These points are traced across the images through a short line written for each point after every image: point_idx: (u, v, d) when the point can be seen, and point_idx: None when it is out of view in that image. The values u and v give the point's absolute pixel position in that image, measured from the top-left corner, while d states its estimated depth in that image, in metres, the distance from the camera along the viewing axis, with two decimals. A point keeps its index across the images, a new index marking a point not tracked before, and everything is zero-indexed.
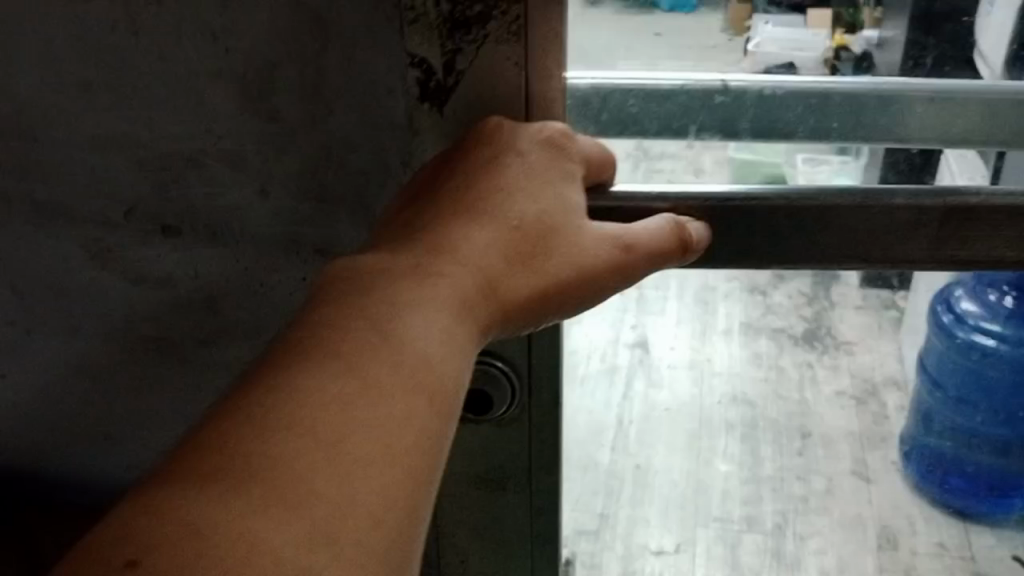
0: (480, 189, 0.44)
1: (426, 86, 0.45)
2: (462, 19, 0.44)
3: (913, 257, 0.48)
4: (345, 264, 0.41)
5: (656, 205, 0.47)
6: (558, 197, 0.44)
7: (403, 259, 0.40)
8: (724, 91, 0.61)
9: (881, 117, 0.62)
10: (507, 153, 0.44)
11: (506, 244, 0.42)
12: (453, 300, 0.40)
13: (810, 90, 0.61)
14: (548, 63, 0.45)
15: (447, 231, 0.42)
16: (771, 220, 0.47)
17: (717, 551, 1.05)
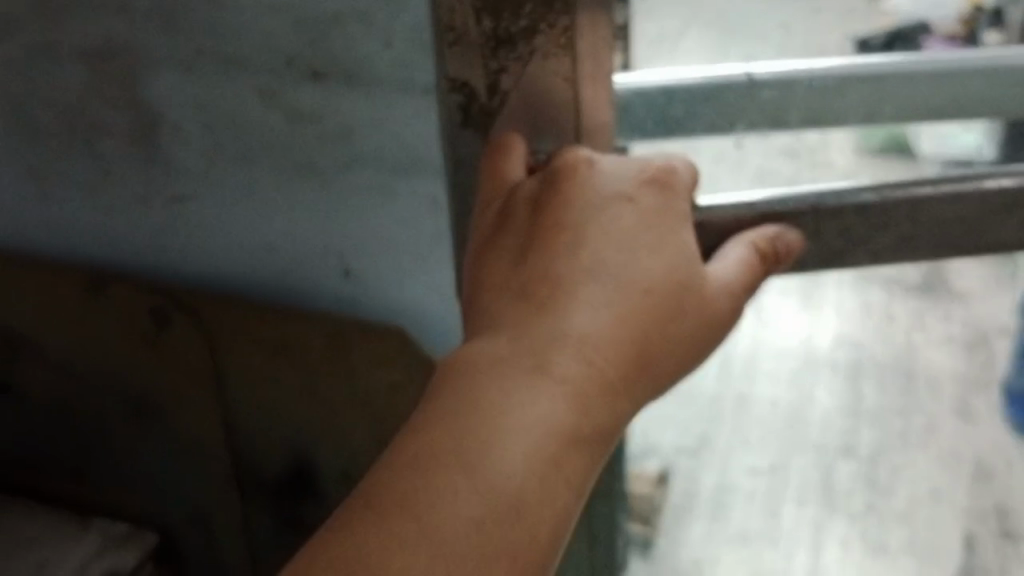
0: (595, 256, 0.47)
1: (471, 109, 0.50)
2: (505, 35, 0.47)
3: (1008, 239, 0.55)
4: (470, 353, 0.47)
5: (749, 215, 0.54)
6: (676, 247, 0.48)
7: (527, 353, 0.46)
8: (772, 87, 0.55)
9: (964, 88, 0.58)
10: (621, 206, 0.48)
11: (634, 312, 0.47)
12: (584, 387, 0.46)
13: (859, 70, 0.56)
14: (598, 83, 0.49)
15: (571, 313, 0.47)
16: (869, 218, 0.54)
17: (813, 475, 1.41)
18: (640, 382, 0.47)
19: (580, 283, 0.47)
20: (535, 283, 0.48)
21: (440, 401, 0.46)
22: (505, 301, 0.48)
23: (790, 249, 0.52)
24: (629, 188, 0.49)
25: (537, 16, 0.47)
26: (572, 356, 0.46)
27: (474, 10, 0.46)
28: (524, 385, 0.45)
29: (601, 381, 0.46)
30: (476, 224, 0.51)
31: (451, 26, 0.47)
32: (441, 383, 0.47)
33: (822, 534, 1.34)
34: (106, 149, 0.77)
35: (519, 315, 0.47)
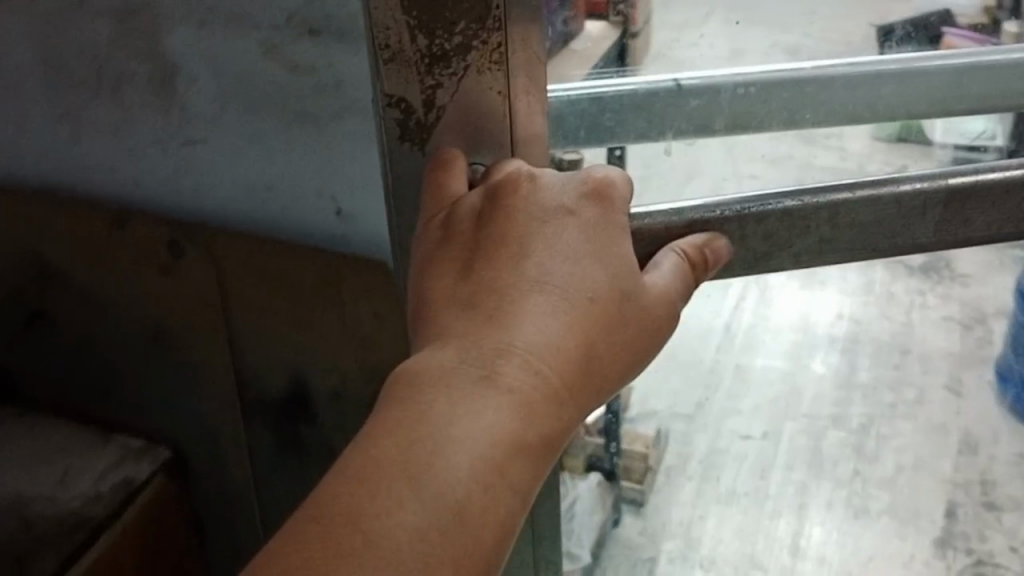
0: (542, 263, 0.51)
1: (407, 123, 0.52)
2: (440, 52, 0.50)
3: (921, 240, 0.58)
4: (418, 366, 0.49)
5: (676, 224, 0.56)
6: (615, 258, 0.52)
7: (475, 356, 0.48)
8: (698, 94, 0.63)
9: (872, 93, 0.64)
10: (565, 218, 0.52)
11: (577, 315, 0.50)
12: (530, 393, 0.48)
13: (777, 78, 0.63)
14: (529, 92, 0.52)
15: (520, 316, 0.49)
16: (789, 222, 0.57)
17: (802, 440, 1.49)
18: (580, 391, 0.50)
19: (529, 294, 0.50)
20: (484, 294, 0.50)
21: (386, 413, 0.48)
22: (454, 313, 0.51)
23: (718, 254, 0.55)
24: (570, 201, 0.52)
25: (470, 34, 0.49)
26: (519, 364, 0.48)
27: (409, 29, 0.49)
28: (472, 392, 0.47)
29: (546, 388, 0.48)
30: (421, 241, 0.54)
31: (387, 44, 0.49)
32: (387, 397, 0.49)
33: (807, 495, 1.42)
34: (132, 99, 0.82)
35: (468, 321, 0.50)
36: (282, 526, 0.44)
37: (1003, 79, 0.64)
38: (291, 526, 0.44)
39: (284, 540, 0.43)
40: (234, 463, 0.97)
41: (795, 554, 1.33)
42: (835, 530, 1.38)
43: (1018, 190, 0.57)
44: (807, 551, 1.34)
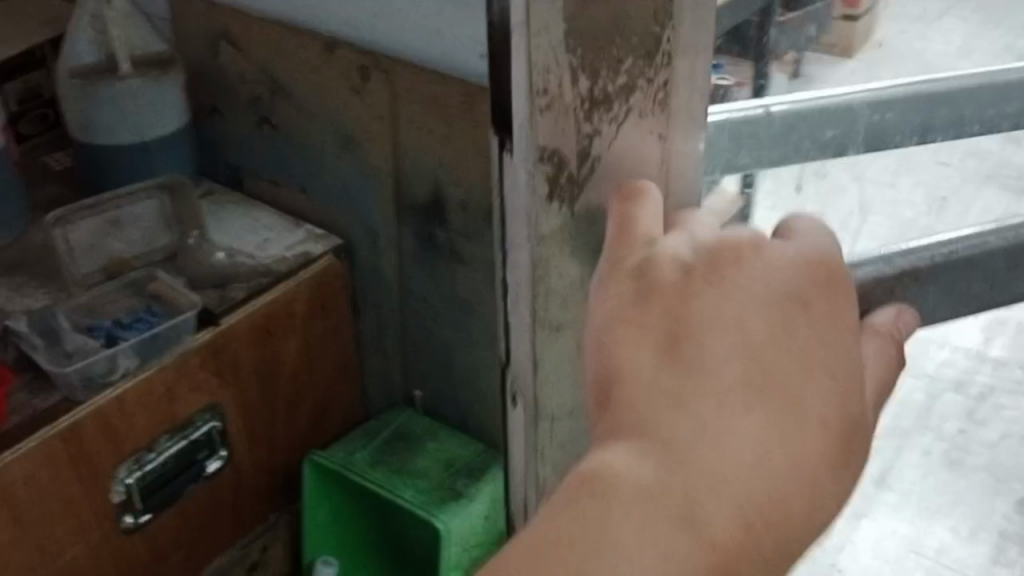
0: (768, 367, 0.44)
1: (557, 181, 0.46)
2: (602, 96, 0.44)
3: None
4: (611, 474, 0.42)
5: (886, 275, 0.53)
6: (844, 367, 0.45)
7: (676, 484, 0.42)
8: (834, 118, 0.52)
9: (1003, 106, 0.55)
10: (796, 310, 0.45)
11: (801, 443, 0.43)
12: (735, 553, 0.42)
13: (907, 94, 0.53)
14: (687, 137, 0.48)
15: (733, 439, 0.43)
16: (991, 261, 0.55)
17: (919, 398, 1.46)
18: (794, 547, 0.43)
19: (748, 417, 0.43)
20: (695, 390, 0.43)
21: (566, 529, 0.42)
22: (654, 402, 0.43)
23: (906, 325, 0.52)
24: (796, 288, 0.46)
25: (636, 72, 0.45)
26: (729, 511, 0.42)
27: (571, 70, 0.43)
28: (671, 541, 0.42)
29: (756, 537, 0.42)
30: (601, 291, 0.46)
31: (546, 89, 0.43)
32: (571, 500, 0.43)
33: (906, 442, 1.41)
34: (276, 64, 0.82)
35: (670, 423, 0.43)
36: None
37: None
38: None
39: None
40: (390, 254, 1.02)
41: (879, 483, 1.35)
42: (926, 474, 1.37)
43: None
44: (895, 482, 1.35)
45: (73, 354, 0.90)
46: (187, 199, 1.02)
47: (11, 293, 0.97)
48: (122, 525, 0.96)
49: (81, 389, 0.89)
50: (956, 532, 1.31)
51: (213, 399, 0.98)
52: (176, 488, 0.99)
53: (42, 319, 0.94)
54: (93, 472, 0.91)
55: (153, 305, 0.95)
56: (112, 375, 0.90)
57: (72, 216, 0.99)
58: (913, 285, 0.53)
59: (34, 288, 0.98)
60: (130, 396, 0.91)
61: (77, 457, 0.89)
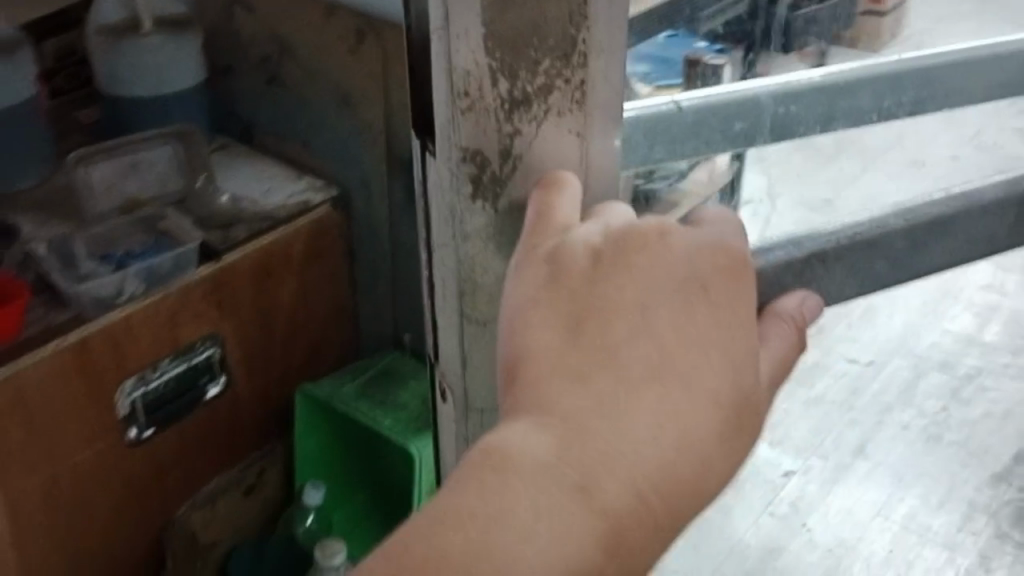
0: (670, 351, 0.48)
1: (480, 179, 0.50)
2: (521, 97, 0.47)
3: (1001, 246, 0.57)
4: (515, 446, 0.47)
5: (791, 260, 0.52)
6: (743, 349, 0.49)
7: (575, 462, 0.46)
8: (742, 112, 0.56)
9: (895, 96, 0.60)
10: (698, 297, 0.49)
11: (698, 420, 0.48)
12: (625, 518, 0.46)
13: (807, 86, 0.58)
14: (605, 134, 0.51)
15: (633, 418, 0.47)
16: (892, 244, 0.53)
17: (902, 376, 1.49)
18: (682, 515, 0.48)
19: (641, 396, 0.48)
20: (597, 371, 0.48)
21: (471, 496, 0.46)
22: (561, 384, 0.48)
23: (813, 311, 0.52)
24: (704, 272, 0.50)
25: (555, 73, 0.47)
26: (621, 481, 0.46)
27: (491, 72, 0.46)
28: (566, 508, 0.46)
29: (649, 510, 0.47)
30: (518, 277, 0.50)
31: (466, 92, 0.47)
32: (478, 469, 0.47)
33: (886, 416, 1.44)
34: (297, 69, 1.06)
35: (574, 404, 0.47)
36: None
37: (997, 69, 0.63)
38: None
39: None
40: (381, 201, 1.09)
41: (857, 452, 1.40)
42: (905, 444, 1.41)
43: None
44: (873, 454, 1.40)
45: (85, 276, 0.99)
46: (196, 149, 1.10)
47: (35, 225, 1.04)
48: (127, 437, 1.05)
49: (93, 309, 0.98)
50: (925, 498, 1.35)
51: (214, 329, 1.06)
52: (177, 411, 1.07)
53: (57, 247, 1.02)
54: (102, 385, 1.00)
55: (162, 239, 1.04)
56: (119, 299, 0.99)
57: (93, 158, 1.07)
58: (819, 268, 0.53)
59: (58, 224, 1.04)
60: (138, 317, 0.99)
61: (87, 369, 0.98)
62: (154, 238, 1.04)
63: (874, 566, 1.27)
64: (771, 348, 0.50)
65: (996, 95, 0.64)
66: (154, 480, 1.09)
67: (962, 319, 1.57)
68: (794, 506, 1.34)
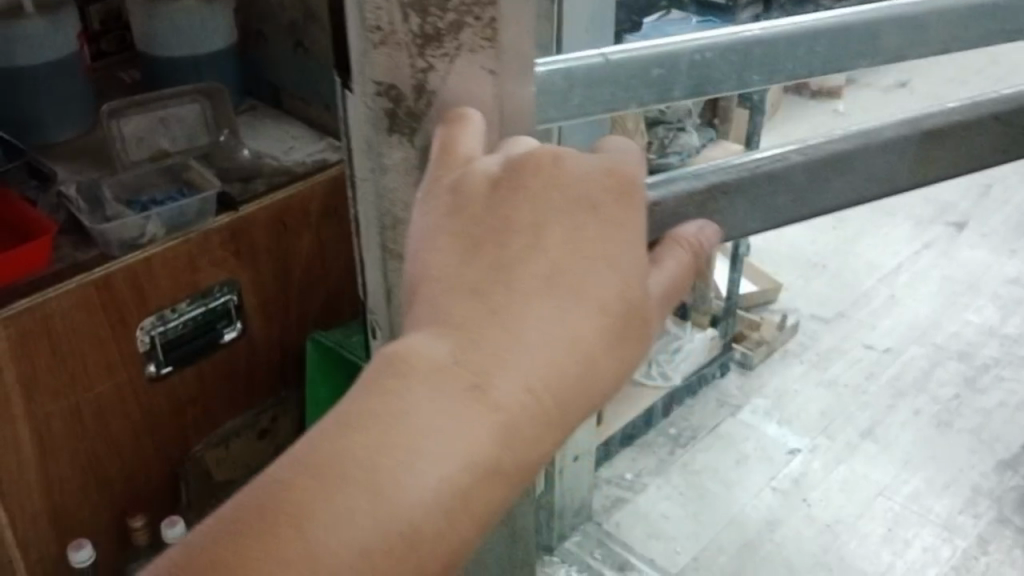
0: (562, 260, 0.48)
1: (396, 112, 0.51)
2: (432, 33, 0.48)
3: (903, 184, 0.57)
4: (412, 351, 0.46)
5: (693, 192, 0.52)
6: (635, 262, 0.49)
7: (466, 366, 0.46)
8: (659, 62, 0.57)
9: (815, 52, 0.61)
10: (589, 211, 0.49)
11: (590, 325, 0.47)
12: (519, 417, 0.45)
13: (726, 41, 0.59)
14: (516, 72, 0.51)
15: (526, 322, 0.46)
16: (791, 177, 0.54)
17: (921, 363, 1.49)
18: (574, 417, 0.47)
19: (535, 301, 0.47)
20: (490, 283, 0.47)
21: (369, 400, 0.45)
22: (454, 298, 0.47)
23: (710, 239, 0.52)
24: (595, 189, 0.49)
25: (465, 10, 0.48)
26: (516, 378, 0.46)
27: (401, 7, 0.48)
28: (460, 404, 0.45)
29: (541, 410, 0.46)
30: (423, 207, 0.50)
31: (377, 27, 0.49)
32: (376, 377, 0.46)
33: (901, 400, 1.44)
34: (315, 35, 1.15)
35: (467, 314, 0.47)
36: (225, 513, 0.43)
37: (915, 22, 0.64)
38: (236, 520, 0.42)
39: (224, 534, 0.42)
40: None
41: (866, 433, 1.39)
42: (915, 430, 1.40)
43: (971, 125, 0.58)
44: (881, 435, 1.39)
45: (110, 218, 1.08)
46: (223, 106, 1.19)
47: (72, 171, 1.14)
48: (146, 373, 1.13)
49: (117, 248, 1.07)
50: (931, 482, 1.33)
51: (231, 275, 1.15)
52: (195, 349, 1.15)
53: (88, 189, 1.11)
54: (123, 321, 1.08)
55: (185, 188, 1.13)
56: (142, 240, 1.07)
57: (125, 112, 1.15)
58: (721, 200, 0.53)
59: (91, 169, 1.14)
60: (159, 258, 1.08)
61: (109, 306, 1.06)
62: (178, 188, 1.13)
63: (872, 541, 1.26)
64: (664, 265, 0.50)
65: (916, 50, 0.65)
66: (174, 416, 1.17)
67: (984, 310, 1.57)
68: (796, 482, 1.34)
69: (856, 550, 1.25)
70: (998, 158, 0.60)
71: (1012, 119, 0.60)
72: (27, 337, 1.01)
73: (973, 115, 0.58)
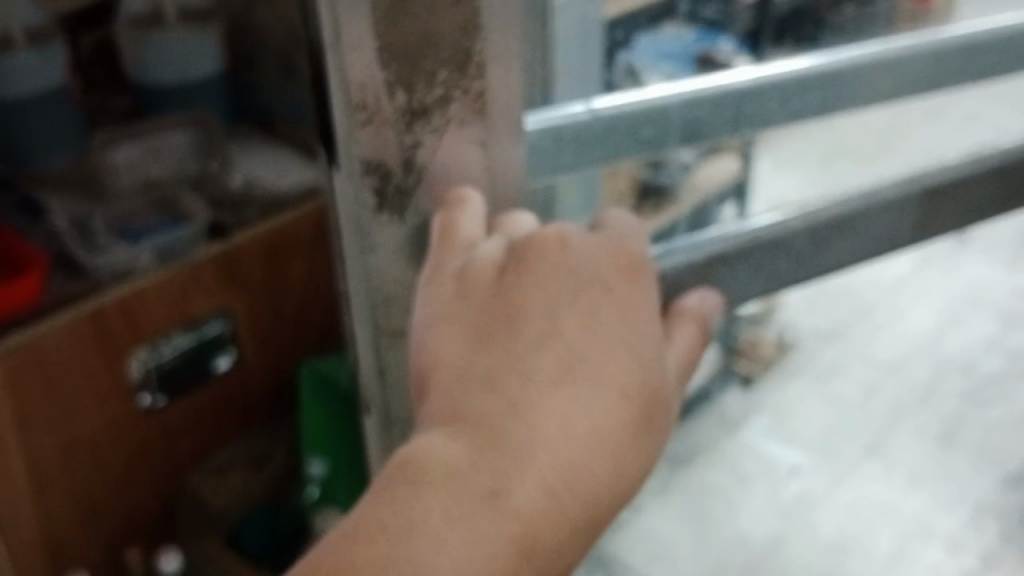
0: (576, 348, 0.46)
1: (385, 189, 0.49)
2: (419, 108, 0.48)
3: (905, 244, 0.54)
4: (425, 454, 0.44)
5: (691, 264, 0.50)
6: (651, 346, 0.47)
7: (481, 467, 0.43)
8: (652, 121, 0.56)
9: (805, 99, 0.60)
10: (597, 293, 0.47)
11: (607, 418, 0.45)
12: (538, 519, 0.43)
13: (718, 94, 0.57)
14: (507, 148, 0.51)
15: (541, 416, 0.44)
16: (794, 242, 0.51)
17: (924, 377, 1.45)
18: (596, 518, 0.44)
19: (552, 393, 0.45)
20: (504, 376, 0.45)
21: (381, 511, 0.43)
22: (465, 392, 0.45)
23: (716, 305, 0.50)
24: (601, 270, 0.47)
25: (451, 84, 0.48)
26: (533, 477, 0.43)
27: (386, 85, 0.47)
28: (476, 511, 0.42)
29: (561, 512, 0.43)
30: (425, 296, 0.48)
31: (362, 105, 0.47)
32: (387, 484, 0.44)
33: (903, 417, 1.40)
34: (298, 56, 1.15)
35: (481, 410, 0.44)
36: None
37: (908, 67, 0.62)
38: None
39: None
40: None
41: (870, 450, 1.37)
42: (919, 442, 1.38)
43: (974, 181, 0.55)
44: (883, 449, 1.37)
45: (99, 246, 1.08)
46: (211, 133, 1.19)
47: (56, 193, 1.12)
48: (141, 404, 1.12)
49: (109, 279, 1.06)
50: (937, 498, 1.31)
51: (225, 303, 1.14)
52: (188, 378, 1.15)
53: (78, 222, 1.10)
54: (116, 351, 1.07)
55: (174, 216, 1.13)
56: (135, 266, 1.07)
57: (113, 143, 1.15)
58: (721, 269, 0.51)
59: (80, 197, 1.13)
60: (152, 289, 1.07)
61: (100, 337, 1.05)
62: (167, 214, 1.13)
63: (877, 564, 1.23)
64: (679, 346, 0.48)
65: (906, 93, 0.64)
66: (167, 443, 1.17)
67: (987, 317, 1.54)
68: (800, 504, 1.33)
69: (861, 573, 1.23)
70: (1000, 211, 0.57)
71: (1017, 170, 0.56)
72: (18, 373, 1.00)
73: (976, 169, 0.55)
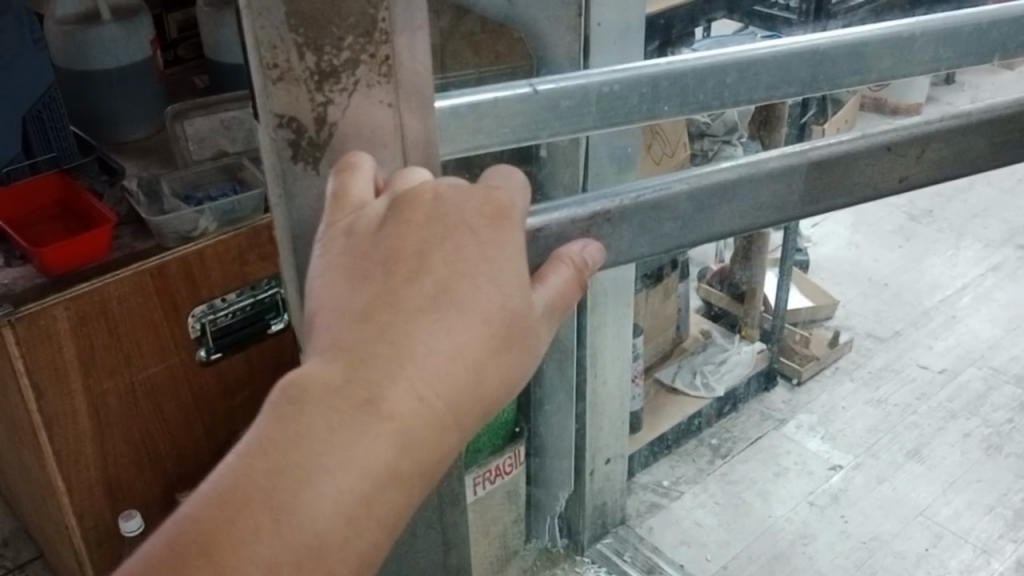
0: (449, 277, 0.47)
1: (299, 143, 0.49)
2: (330, 70, 0.47)
3: (793, 212, 0.59)
4: (304, 378, 0.45)
5: (578, 221, 0.54)
6: (515, 274, 0.48)
7: (355, 387, 0.44)
8: (571, 95, 0.58)
9: (724, 82, 0.62)
10: (466, 230, 0.48)
11: (478, 337, 0.46)
12: (411, 426, 0.45)
13: (636, 77, 0.60)
14: (413, 105, 0.51)
15: (412, 338, 0.45)
16: (674, 205, 0.55)
17: (975, 383, 1.79)
18: (466, 423, 0.47)
19: (418, 319, 0.46)
20: (376, 307, 0.46)
21: (268, 430, 0.44)
22: (342, 325, 0.46)
23: (593, 257, 0.53)
24: (471, 211, 0.49)
25: (359, 48, 0.47)
26: (404, 390, 0.45)
27: (296, 46, 0.46)
28: (349, 421, 0.44)
29: (434, 420, 0.45)
30: (320, 251, 0.48)
31: (274, 64, 0.46)
32: (272, 408, 0.45)
33: (948, 425, 1.70)
34: None
35: (355, 335, 0.45)
36: (144, 553, 0.43)
37: (831, 59, 0.64)
38: (155, 559, 0.42)
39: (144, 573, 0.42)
40: None
41: (911, 455, 1.63)
42: (962, 451, 1.64)
43: (864, 156, 0.59)
44: (924, 458, 1.63)
45: (165, 209, 1.16)
46: None
47: (140, 170, 1.24)
48: (197, 356, 1.21)
49: (171, 239, 1.14)
50: (965, 505, 1.54)
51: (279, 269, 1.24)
52: (243, 337, 1.24)
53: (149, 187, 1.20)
54: (175, 306, 1.16)
55: (238, 185, 1.21)
56: (194, 233, 1.15)
57: (188, 113, 1.25)
58: (605, 226, 0.54)
59: (157, 167, 1.24)
60: (209, 249, 1.15)
61: (161, 290, 1.14)
62: (231, 185, 1.21)
63: (899, 559, 1.45)
64: (548, 281, 0.50)
65: (831, 82, 0.65)
66: (226, 394, 1.27)
67: None
68: (834, 499, 1.55)
69: (888, 565, 1.44)
70: (895, 185, 0.62)
71: (909, 148, 0.61)
72: (85, 318, 1.09)
73: (866, 145, 0.59)
